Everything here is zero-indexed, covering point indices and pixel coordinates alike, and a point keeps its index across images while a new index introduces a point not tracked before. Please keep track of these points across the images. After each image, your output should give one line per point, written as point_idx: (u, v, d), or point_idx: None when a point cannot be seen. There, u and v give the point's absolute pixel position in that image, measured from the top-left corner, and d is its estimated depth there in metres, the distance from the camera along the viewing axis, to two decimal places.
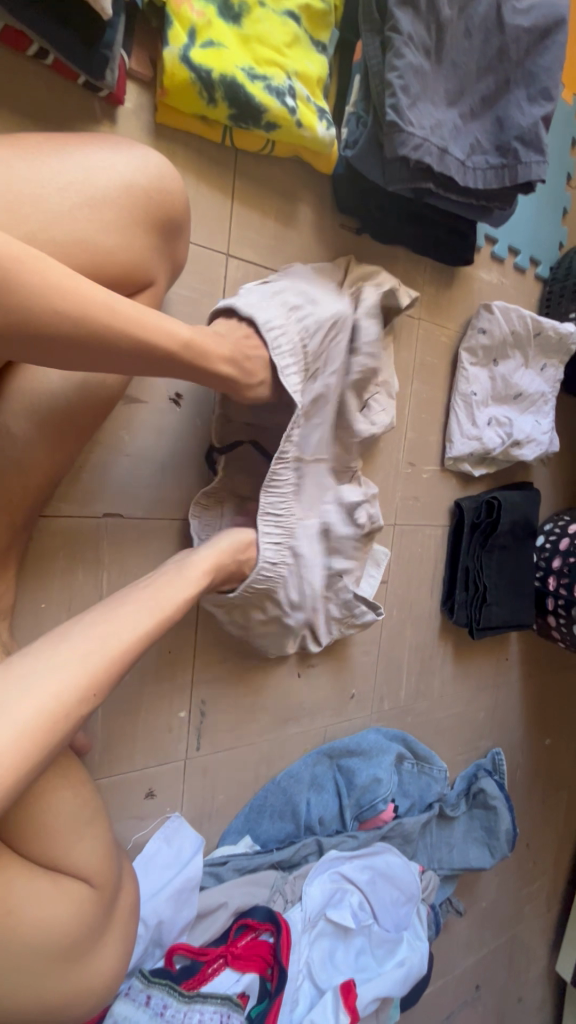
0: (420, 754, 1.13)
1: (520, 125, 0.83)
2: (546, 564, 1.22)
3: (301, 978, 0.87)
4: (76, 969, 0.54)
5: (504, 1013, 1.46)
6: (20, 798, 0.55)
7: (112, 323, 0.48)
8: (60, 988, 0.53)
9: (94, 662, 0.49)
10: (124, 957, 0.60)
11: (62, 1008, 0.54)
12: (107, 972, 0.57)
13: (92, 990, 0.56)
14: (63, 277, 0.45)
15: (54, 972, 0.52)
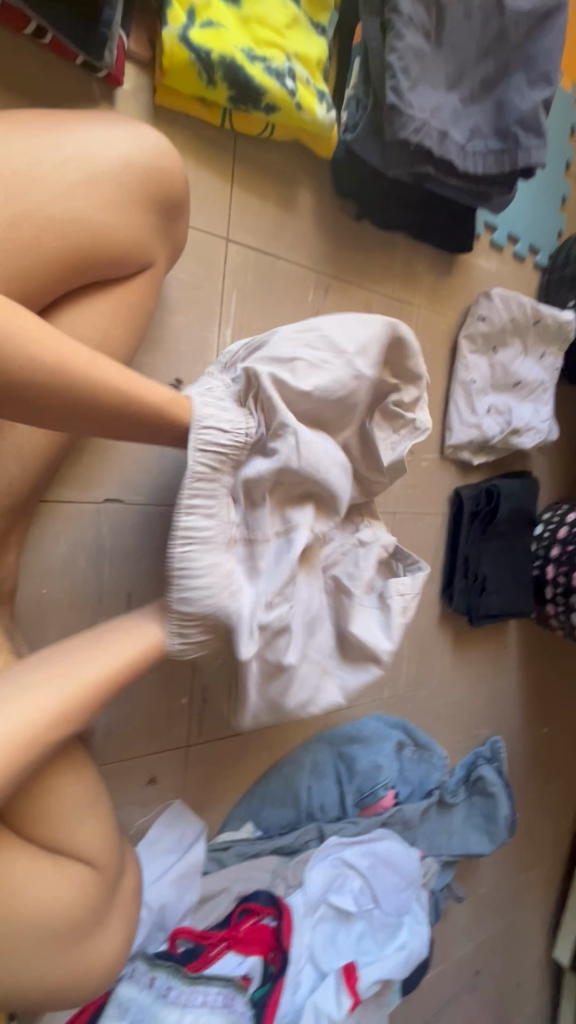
0: (420, 742, 1.14)
1: (520, 109, 0.82)
2: (545, 552, 1.21)
3: (303, 961, 0.87)
4: (79, 952, 0.54)
5: (502, 998, 1.48)
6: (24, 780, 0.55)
7: (84, 378, 0.44)
8: (64, 969, 0.53)
9: (56, 710, 0.47)
10: (127, 940, 0.60)
11: (67, 988, 0.54)
12: (111, 955, 0.57)
13: (96, 971, 0.56)
14: (51, 345, 0.42)
15: (60, 952, 0.52)
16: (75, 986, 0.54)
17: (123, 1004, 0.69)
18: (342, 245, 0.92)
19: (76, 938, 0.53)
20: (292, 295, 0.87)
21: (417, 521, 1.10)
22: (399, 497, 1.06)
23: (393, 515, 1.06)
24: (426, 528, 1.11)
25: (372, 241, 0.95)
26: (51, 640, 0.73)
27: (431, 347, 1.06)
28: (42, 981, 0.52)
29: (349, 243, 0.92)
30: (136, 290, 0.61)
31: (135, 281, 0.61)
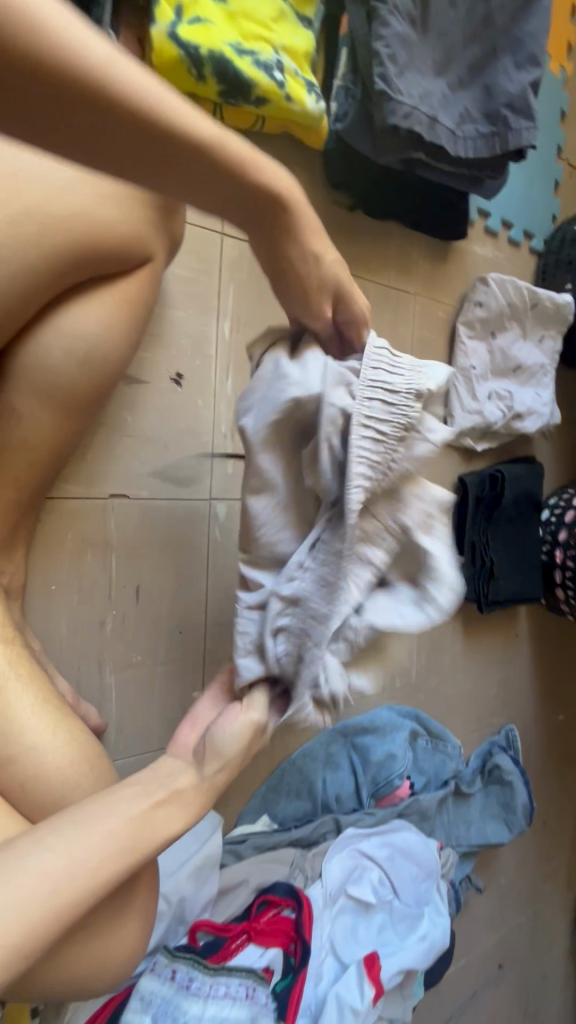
0: (433, 732, 1.12)
1: (508, 92, 0.83)
2: (553, 537, 1.21)
3: (325, 952, 0.87)
4: (96, 947, 0.52)
5: (527, 991, 1.46)
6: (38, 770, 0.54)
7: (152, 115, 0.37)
8: (84, 959, 0.52)
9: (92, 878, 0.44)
10: (147, 933, 0.58)
11: (88, 980, 0.53)
12: (132, 949, 0.56)
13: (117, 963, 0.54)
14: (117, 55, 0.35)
15: (82, 943, 0.51)
16: (101, 978, 0.54)
17: (144, 998, 0.69)
18: (337, 238, 0.92)
19: (101, 930, 0.52)
20: None
21: None
22: None
23: None
24: None
25: (367, 233, 0.96)
26: (62, 634, 0.73)
27: (430, 333, 1.06)
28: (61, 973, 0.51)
29: (343, 235, 0.93)
30: (136, 283, 0.63)
31: (134, 275, 0.63)
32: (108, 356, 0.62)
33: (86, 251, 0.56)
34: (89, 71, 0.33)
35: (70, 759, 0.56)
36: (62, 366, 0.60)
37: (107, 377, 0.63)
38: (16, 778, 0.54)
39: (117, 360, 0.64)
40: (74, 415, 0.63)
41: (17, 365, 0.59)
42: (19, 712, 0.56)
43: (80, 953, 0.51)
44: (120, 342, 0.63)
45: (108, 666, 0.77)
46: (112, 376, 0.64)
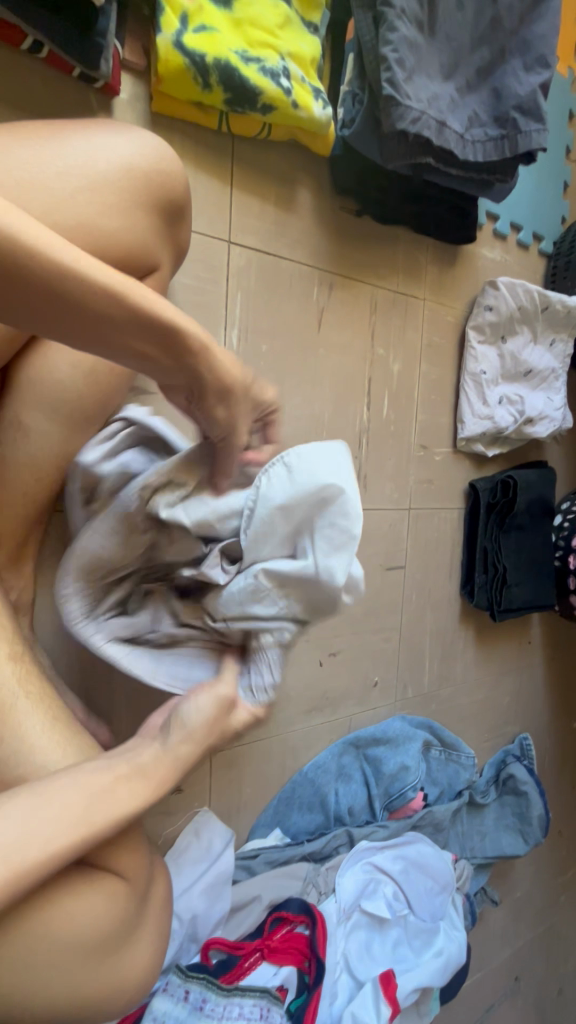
0: (447, 742, 1.10)
1: (517, 94, 0.82)
2: (566, 543, 1.20)
3: (339, 970, 0.85)
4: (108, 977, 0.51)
5: (544, 1004, 1.43)
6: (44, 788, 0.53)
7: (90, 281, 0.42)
8: (95, 991, 0.50)
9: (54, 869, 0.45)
10: (159, 960, 0.56)
11: (101, 1010, 0.52)
12: (143, 978, 0.54)
13: (126, 992, 0.53)
14: (68, 251, 0.41)
15: (95, 970, 0.50)
16: (113, 1006, 0.53)
17: (157, 1020, 0.68)
18: (344, 245, 0.91)
19: (114, 953, 0.51)
20: (296, 294, 0.87)
21: (433, 517, 1.08)
22: (413, 494, 1.05)
23: (408, 512, 1.04)
24: (442, 523, 1.10)
25: (375, 239, 0.95)
26: (72, 649, 0.73)
27: (439, 338, 1.05)
28: (71, 1004, 0.49)
29: (351, 241, 0.92)
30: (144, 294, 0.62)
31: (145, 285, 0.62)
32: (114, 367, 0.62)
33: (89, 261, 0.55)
34: (39, 263, 0.40)
35: None
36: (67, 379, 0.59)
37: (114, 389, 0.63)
38: None
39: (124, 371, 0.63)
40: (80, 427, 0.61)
41: (24, 378, 0.59)
42: (29, 731, 0.55)
43: (94, 979, 0.50)
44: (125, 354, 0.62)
45: (117, 680, 0.76)
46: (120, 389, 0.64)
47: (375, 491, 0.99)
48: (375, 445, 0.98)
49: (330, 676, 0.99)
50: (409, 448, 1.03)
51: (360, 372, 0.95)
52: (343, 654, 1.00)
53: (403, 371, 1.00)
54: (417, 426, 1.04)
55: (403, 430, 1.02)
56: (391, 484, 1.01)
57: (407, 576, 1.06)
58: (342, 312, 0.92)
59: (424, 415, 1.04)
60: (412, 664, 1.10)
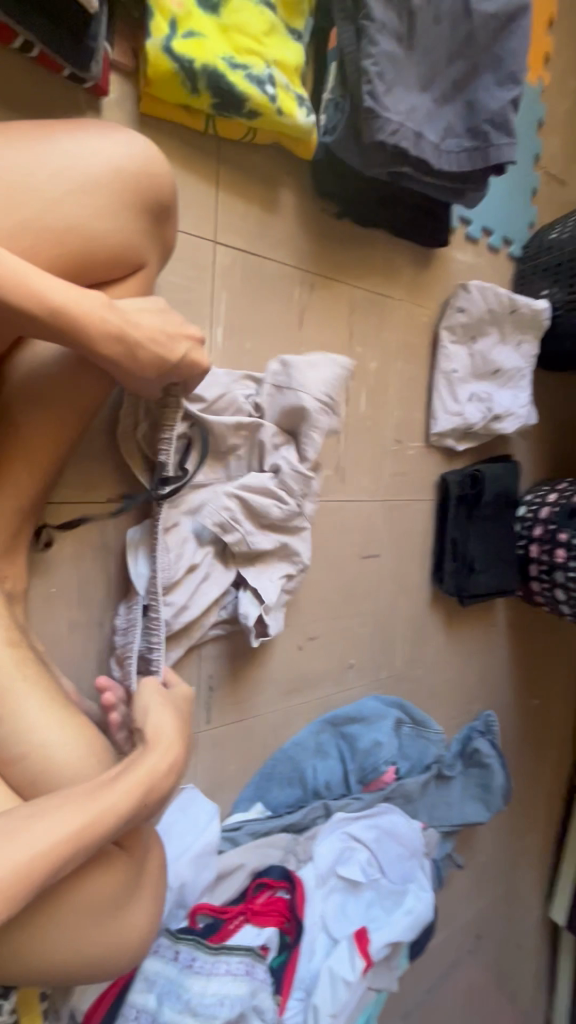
0: (418, 719, 1.18)
1: (490, 108, 0.86)
2: (528, 533, 1.26)
3: (316, 929, 0.91)
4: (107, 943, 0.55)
5: (504, 959, 1.55)
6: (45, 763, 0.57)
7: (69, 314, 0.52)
8: (95, 953, 0.54)
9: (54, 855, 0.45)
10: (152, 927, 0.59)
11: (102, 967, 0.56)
12: (135, 945, 0.57)
13: (122, 956, 0.56)
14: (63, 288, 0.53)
15: (99, 933, 0.54)
16: (112, 967, 0.56)
17: (149, 977, 0.74)
18: (324, 244, 0.95)
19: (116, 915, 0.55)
20: (278, 294, 0.90)
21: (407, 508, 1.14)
22: (388, 485, 1.10)
23: (383, 503, 1.10)
24: (415, 514, 1.16)
25: (353, 241, 0.99)
26: (62, 635, 0.76)
27: (413, 337, 1.10)
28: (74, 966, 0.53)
29: (331, 243, 0.95)
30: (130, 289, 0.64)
31: (130, 282, 0.64)
32: (145, 347, 0.58)
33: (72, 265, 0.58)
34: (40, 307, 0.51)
35: (79, 757, 0.58)
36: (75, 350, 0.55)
37: (144, 374, 0.60)
38: (27, 774, 0.56)
39: (152, 351, 0.59)
40: (66, 411, 0.63)
41: (20, 379, 0.62)
42: (28, 713, 0.58)
43: (98, 939, 0.53)
44: (154, 334, 0.59)
45: (107, 665, 0.80)
46: (156, 362, 0.59)
47: (353, 483, 1.05)
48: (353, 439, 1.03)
49: (309, 658, 1.04)
50: (385, 442, 1.08)
51: None
52: (321, 637, 1.05)
53: (380, 367, 1.05)
54: (392, 420, 1.09)
55: (380, 424, 1.07)
56: (367, 478, 1.06)
57: (382, 564, 1.12)
58: (323, 311, 0.96)
59: (399, 411, 1.10)
60: (386, 645, 1.16)
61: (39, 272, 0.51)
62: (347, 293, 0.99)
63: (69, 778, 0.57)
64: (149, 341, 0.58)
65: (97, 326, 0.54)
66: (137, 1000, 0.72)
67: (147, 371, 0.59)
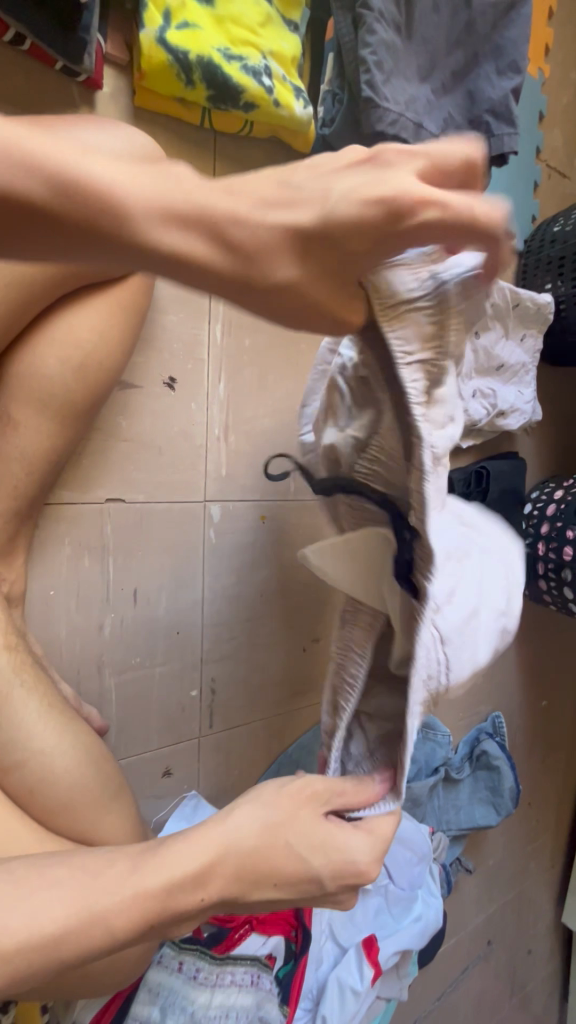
0: (424, 723, 1.15)
1: (491, 98, 0.85)
2: (535, 530, 1.24)
3: (324, 938, 0.90)
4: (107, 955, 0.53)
5: (515, 963, 1.53)
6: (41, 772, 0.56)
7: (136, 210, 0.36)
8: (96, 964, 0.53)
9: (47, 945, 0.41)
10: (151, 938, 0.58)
11: (103, 977, 0.54)
12: (136, 956, 0.56)
13: (123, 965, 0.55)
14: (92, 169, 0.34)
15: None
16: (114, 975, 0.55)
17: (152, 990, 0.71)
18: None
19: None
20: None
21: None
22: None
23: None
24: None
25: None
26: (62, 638, 0.74)
27: None
28: (74, 977, 0.52)
29: None
30: (130, 288, 0.63)
31: (130, 280, 0.63)
32: (342, 222, 0.39)
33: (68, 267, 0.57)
34: (81, 197, 0.34)
35: (77, 768, 0.57)
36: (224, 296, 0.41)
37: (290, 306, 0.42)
38: (23, 783, 0.55)
39: (381, 204, 0.38)
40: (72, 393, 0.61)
41: (13, 378, 0.60)
42: (25, 720, 0.56)
43: None
44: (389, 191, 0.38)
45: (107, 668, 0.78)
46: (352, 250, 0.40)
47: None
48: None
49: None
50: None
51: None
52: None
53: None
54: None
55: None
56: None
57: None
58: None
59: None
60: None
61: (130, 184, 0.36)
62: None
63: (67, 783, 0.56)
64: (381, 191, 0.38)
65: (179, 220, 0.37)
66: (141, 1013, 0.70)
67: (342, 303, 0.43)
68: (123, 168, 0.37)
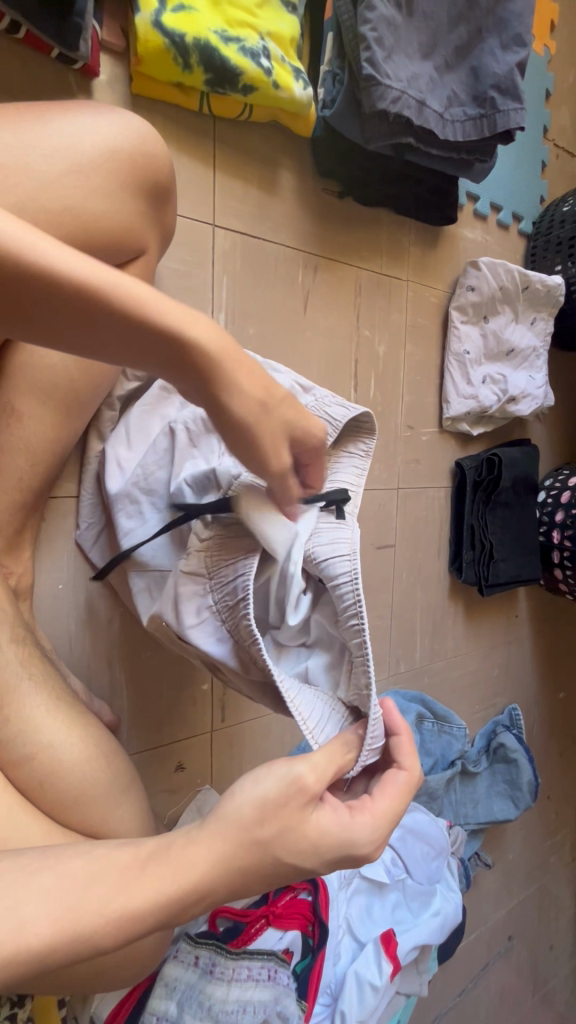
0: (439, 715, 1.12)
1: (495, 73, 0.83)
2: (549, 519, 1.22)
3: (342, 933, 0.88)
4: (122, 949, 0.53)
5: (537, 960, 1.51)
6: (48, 764, 0.55)
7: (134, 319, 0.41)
8: (109, 958, 0.52)
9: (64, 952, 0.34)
10: (164, 930, 0.57)
11: (117, 969, 0.54)
12: (150, 948, 0.55)
13: (137, 957, 0.54)
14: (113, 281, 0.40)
15: None
16: (128, 967, 0.55)
17: (169, 984, 0.70)
18: (326, 225, 0.92)
19: None
20: (281, 277, 0.87)
21: (421, 496, 1.11)
22: (401, 473, 1.07)
23: (397, 491, 1.07)
24: (430, 502, 1.12)
25: (358, 221, 0.96)
26: (71, 632, 0.74)
27: (423, 319, 1.06)
28: (87, 972, 0.51)
29: (334, 222, 0.93)
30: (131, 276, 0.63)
31: (128, 269, 0.62)
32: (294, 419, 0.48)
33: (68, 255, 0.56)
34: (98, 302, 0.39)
35: (87, 760, 0.57)
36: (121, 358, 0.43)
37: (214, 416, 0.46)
38: (32, 778, 0.54)
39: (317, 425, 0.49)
40: (80, 392, 0.61)
41: (15, 368, 0.60)
42: (34, 713, 0.56)
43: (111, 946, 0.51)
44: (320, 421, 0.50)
45: (117, 661, 0.78)
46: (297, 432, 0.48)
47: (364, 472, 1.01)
48: None
49: None
50: (396, 428, 1.05)
51: (347, 353, 0.96)
52: None
53: (390, 350, 1.02)
54: (404, 406, 1.06)
55: (390, 410, 1.04)
56: (378, 465, 1.03)
57: (397, 554, 1.08)
58: (327, 293, 0.93)
59: (410, 395, 1.06)
60: (404, 639, 1.13)
61: (69, 263, 0.38)
62: (354, 275, 0.96)
63: (77, 775, 0.56)
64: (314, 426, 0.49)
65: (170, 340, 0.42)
66: (158, 1007, 0.69)
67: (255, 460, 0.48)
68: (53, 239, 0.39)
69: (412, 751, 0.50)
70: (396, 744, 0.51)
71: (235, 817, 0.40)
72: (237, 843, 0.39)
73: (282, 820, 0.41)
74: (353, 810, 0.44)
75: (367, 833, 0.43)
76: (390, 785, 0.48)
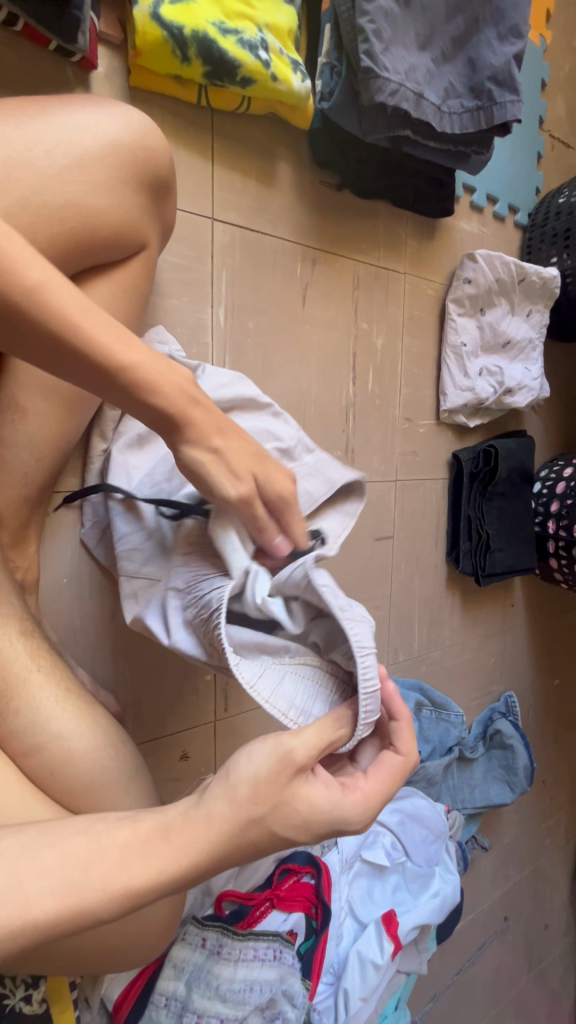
0: (437, 702, 1.15)
1: (492, 65, 0.83)
2: (545, 509, 1.24)
3: (344, 915, 0.91)
4: (132, 930, 0.54)
5: (532, 938, 1.55)
6: (59, 754, 0.56)
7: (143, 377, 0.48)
8: (119, 939, 0.53)
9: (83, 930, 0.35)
10: (174, 913, 0.59)
11: (128, 950, 0.55)
12: (159, 928, 0.57)
13: (148, 938, 0.56)
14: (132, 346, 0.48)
15: (122, 923, 0.53)
16: (139, 948, 0.56)
17: (177, 965, 0.72)
18: (324, 218, 0.92)
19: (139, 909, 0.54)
20: (280, 271, 0.88)
21: (419, 488, 1.12)
22: (399, 465, 1.08)
23: (395, 483, 1.08)
24: (428, 493, 1.14)
25: (355, 214, 0.96)
26: (75, 625, 0.75)
27: (420, 312, 1.07)
28: (99, 952, 0.53)
29: (332, 214, 0.93)
30: (133, 271, 0.63)
31: (130, 264, 0.63)
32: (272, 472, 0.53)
33: (71, 251, 0.57)
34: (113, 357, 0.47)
35: (97, 749, 0.58)
36: (97, 392, 0.48)
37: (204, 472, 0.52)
38: (43, 768, 0.55)
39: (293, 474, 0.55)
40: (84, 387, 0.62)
41: (19, 364, 0.60)
42: (43, 704, 0.57)
43: (122, 927, 0.53)
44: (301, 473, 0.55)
45: (121, 653, 0.79)
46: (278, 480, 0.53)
47: (363, 464, 1.02)
48: (362, 419, 1.01)
49: None
50: (394, 420, 1.06)
51: (345, 346, 0.97)
52: None
53: (387, 343, 1.02)
54: (401, 398, 1.06)
55: (388, 401, 1.05)
56: (377, 457, 1.04)
57: (396, 545, 1.10)
58: (325, 286, 0.93)
59: (408, 388, 1.07)
60: (402, 629, 1.14)
61: (92, 319, 0.46)
62: (352, 267, 0.96)
63: (87, 763, 0.57)
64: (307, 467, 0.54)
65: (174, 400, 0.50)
66: (167, 987, 0.71)
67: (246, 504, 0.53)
68: (65, 280, 0.45)
69: (411, 737, 0.50)
70: (395, 729, 0.50)
71: (232, 798, 0.41)
72: (235, 819, 0.40)
73: (278, 798, 0.41)
74: (347, 789, 0.45)
75: (353, 811, 0.44)
76: (384, 764, 0.49)
